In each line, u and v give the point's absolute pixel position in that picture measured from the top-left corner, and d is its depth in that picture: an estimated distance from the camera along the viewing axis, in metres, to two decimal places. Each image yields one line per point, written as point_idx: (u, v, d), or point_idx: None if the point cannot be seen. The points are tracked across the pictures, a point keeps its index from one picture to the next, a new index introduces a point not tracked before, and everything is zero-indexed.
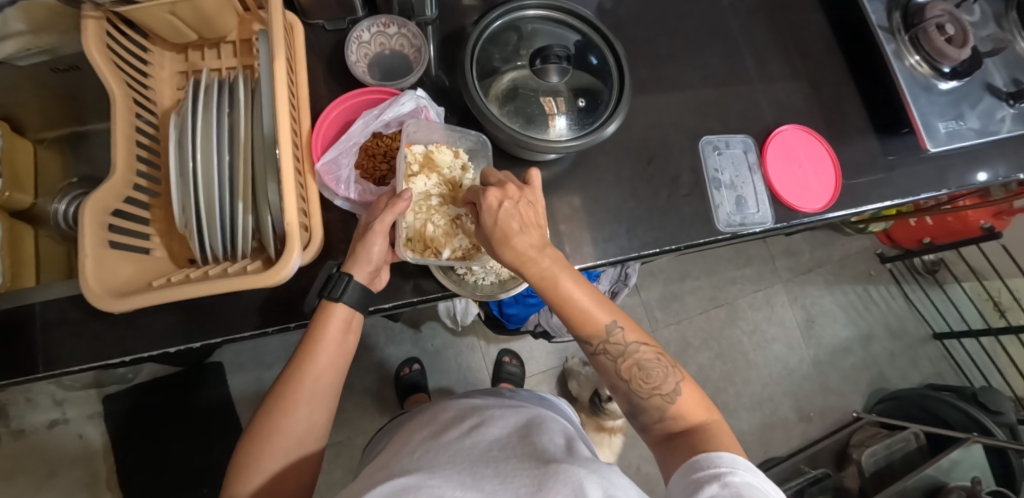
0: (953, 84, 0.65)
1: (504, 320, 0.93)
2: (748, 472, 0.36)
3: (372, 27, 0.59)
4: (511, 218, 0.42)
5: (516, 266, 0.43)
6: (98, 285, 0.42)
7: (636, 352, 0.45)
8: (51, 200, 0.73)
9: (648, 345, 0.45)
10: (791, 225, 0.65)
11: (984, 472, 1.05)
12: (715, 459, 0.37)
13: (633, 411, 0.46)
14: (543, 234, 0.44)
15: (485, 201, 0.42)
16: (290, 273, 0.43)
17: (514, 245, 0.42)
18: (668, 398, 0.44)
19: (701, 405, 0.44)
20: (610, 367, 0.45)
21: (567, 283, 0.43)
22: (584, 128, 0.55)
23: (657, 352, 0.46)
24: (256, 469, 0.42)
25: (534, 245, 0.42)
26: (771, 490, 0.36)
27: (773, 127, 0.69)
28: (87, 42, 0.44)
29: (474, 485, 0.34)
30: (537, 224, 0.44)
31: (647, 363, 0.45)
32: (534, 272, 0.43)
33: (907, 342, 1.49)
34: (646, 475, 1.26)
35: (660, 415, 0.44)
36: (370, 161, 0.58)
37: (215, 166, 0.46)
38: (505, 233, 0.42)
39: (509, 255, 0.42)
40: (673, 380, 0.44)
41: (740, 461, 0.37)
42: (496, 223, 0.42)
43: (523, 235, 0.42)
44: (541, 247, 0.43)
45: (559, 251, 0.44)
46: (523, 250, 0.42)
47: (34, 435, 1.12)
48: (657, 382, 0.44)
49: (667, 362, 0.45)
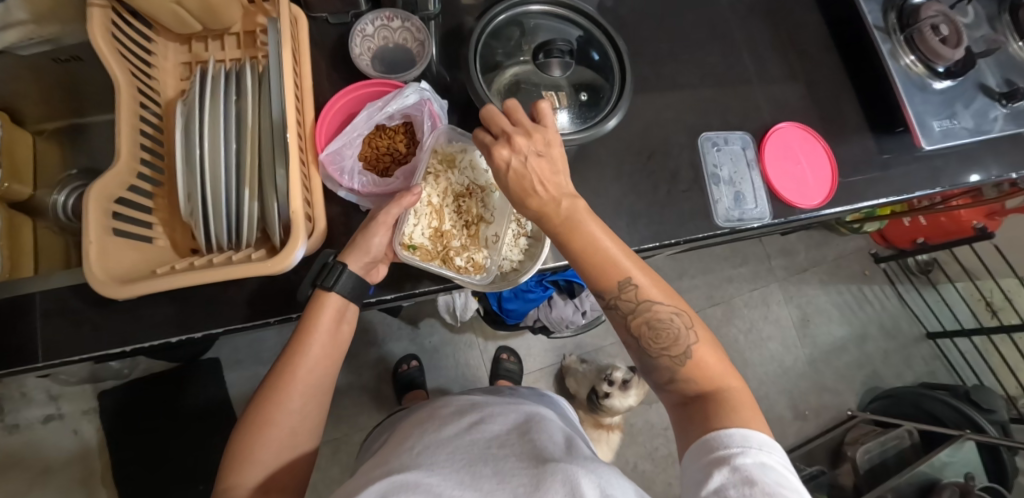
0: (946, 84, 0.67)
1: (503, 316, 0.94)
2: (760, 451, 0.37)
3: (375, 20, 0.60)
4: (528, 176, 0.42)
5: (536, 217, 0.44)
6: (103, 273, 0.42)
7: (649, 309, 0.44)
8: (49, 192, 0.73)
9: (666, 303, 0.45)
10: (788, 221, 0.66)
11: (977, 470, 1.06)
12: (726, 439, 0.38)
13: (645, 369, 0.47)
14: (562, 187, 0.43)
15: (496, 159, 0.42)
16: (294, 261, 0.43)
17: (530, 206, 0.43)
18: (678, 361, 0.44)
19: (718, 369, 0.44)
20: (622, 322, 0.46)
21: (589, 231, 0.43)
22: (585, 122, 0.56)
23: (675, 312, 0.45)
24: (250, 459, 0.42)
25: (551, 202, 0.43)
26: (783, 465, 0.37)
27: (771, 125, 0.70)
28: (94, 32, 0.45)
29: (472, 483, 0.34)
30: (554, 176, 0.43)
31: (660, 322, 0.44)
32: (552, 224, 0.44)
33: (900, 341, 1.51)
34: (642, 472, 1.27)
35: (671, 376, 0.45)
36: (373, 154, 0.59)
37: (221, 156, 0.46)
38: (523, 191, 0.43)
39: (529, 213, 0.44)
40: (686, 343, 0.44)
41: (753, 439, 0.38)
42: (512, 181, 0.42)
43: (537, 194, 0.43)
44: (558, 198, 0.43)
45: (580, 197, 0.44)
46: (538, 207, 0.43)
47: (28, 430, 1.11)
48: (668, 343, 0.44)
49: (684, 321, 0.44)
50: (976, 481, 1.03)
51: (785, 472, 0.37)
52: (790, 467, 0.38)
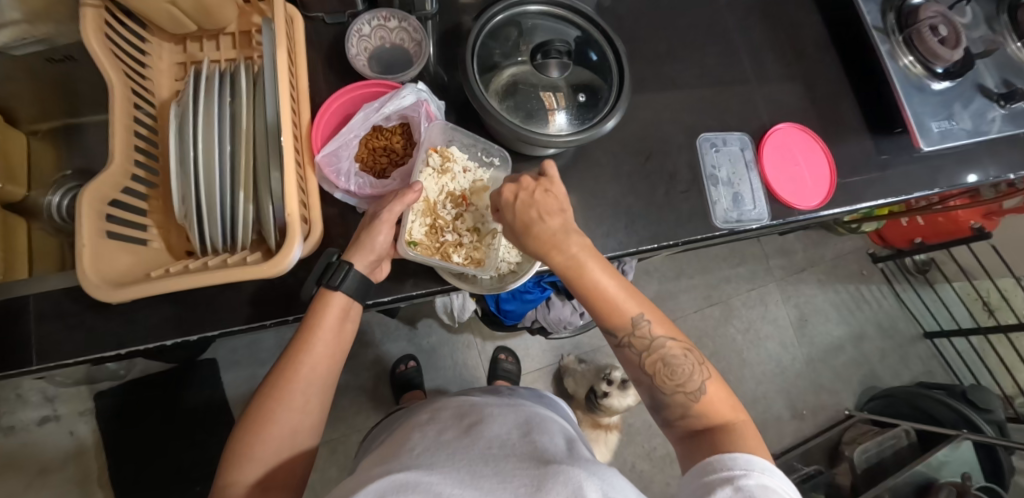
0: (945, 84, 0.66)
1: (501, 316, 0.93)
2: (763, 474, 0.37)
3: (372, 20, 0.59)
4: (533, 205, 0.45)
5: (543, 251, 0.45)
6: (96, 275, 0.42)
7: (662, 346, 0.45)
8: (43, 193, 0.72)
9: (676, 341, 0.46)
10: (786, 222, 0.66)
11: (974, 470, 1.06)
12: (729, 462, 0.38)
13: (655, 406, 0.46)
14: (566, 220, 0.46)
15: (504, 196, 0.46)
16: (291, 263, 0.43)
17: (534, 232, 0.44)
18: (692, 397, 0.44)
19: (727, 405, 0.44)
20: (634, 360, 0.46)
21: (592, 272, 0.45)
22: (584, 123, 0.56)
23: (685, 349, 0.46)
24: (249, 456, 0.42)
25: (558, 231, 0.45)
26: (786, 491, 0.37)
27: (770, 126, 0.70)
28: (86, 31, 0.44)
29: (472, 482, 0.34)
30: (558, 212, 0.46)
31: (674, 359, 0.45)
32: (560, 260, 0.45)
33: (897, 341, 1.51)
34: (640, 472, 1.27)
35: (683, 412, 0.44)
36: (370, 155, 0.59)
37: (216, 157, 0.45)
38: (529, 219, 0.45)
39: (533, 242, 0.45)
40: (699, 379, 0.44)
41: (756, 463, 0.37)
42: (518, 211, 0.45)
43: (544, 221, 0.45)
44: (565, 233, 0.45)
45: (585, 237, 0.46)
46: (544, 234, 0.44)
47: (24, 431, 1.10)
48: (683, 379, 0.44)
49: (695, 359, 0.45)
50: (974, 481, 1.03)
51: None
52: (793, 492, 0.37)
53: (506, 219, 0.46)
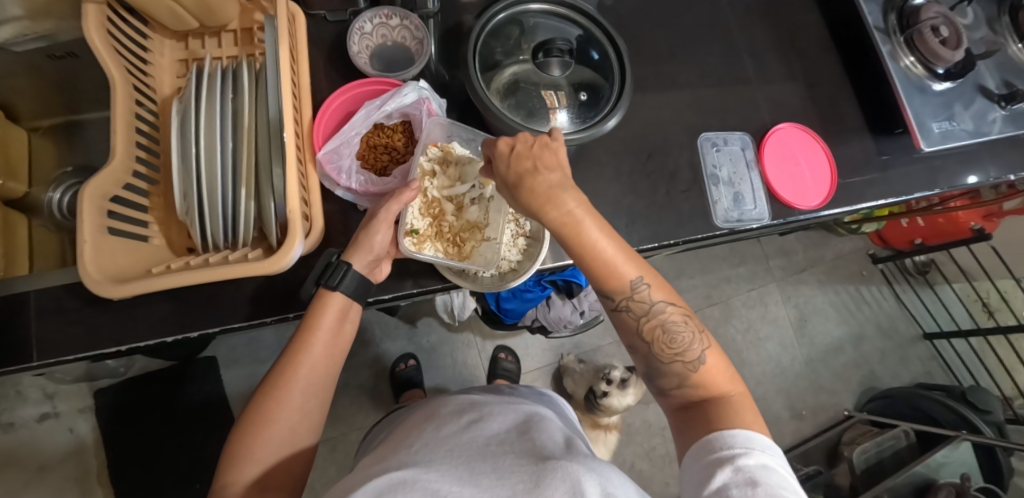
0: (946, 85, 0.66)
1: (501, 315, 0.93)
2: (763, 453, 0.37)
3: (374, 18, 0.59)
4: (530, 158, 0.43)
5: (537, 206, 0.42)
6: (97, 271, 0.42)
7: (662, 312, 0.44)
8: (44, 190, 0.72)
9: (674, 306, 0.45)
10: (787, 221, 0.66)
11: (974, 471, 1.06)
12: (729, 439, 0.38)
13: (651, 374, 0.46)
14: (565, 176, 0.43)
15: (498, 151, 0.44)
16: (291, 261, 0.43)
17: (530, 185, 0.42)
18: (691, 366, 0.44)
19: (724, 377, 0.44)
20: (632, 325, 0.45)
21: (590, 230, 0.43)
22: (585, 121, 0.56)
23: (684, 315, 0.45)
24: (248, 456, 0.42)
25: (555, 185, 0.42)
26: (785, 468, 0.37)
27: (771, 126, 0.70)
28: (89, 28, 0.44)
29: (471, 480, 0.34)
30: (553, 171, 0.43)
31: (673, 325, 0.44)
32: (555, 216, 0.42)
33: (897, 342, 1.51)
34: (639, 472, 1.27)
35: (679, 382, 0.44)
36: (370, 152, 0.59)
37: (218, 154, 0.45)
38: (524, 171, 0.43)
39: (525, 194, 0.43)
40: (698, 348, 0.44)
41: (755, 441, 0.38)
42: (513, 165, 0.43)
43: (541, 174, 0.42)
44: (562, 189, 0.42)
45: (582, 193, 0.44)
46: (539, 188, 0.42)
47: (23, 429, 1.10)
48: (682, 348, 0.44)
49: (694, 326, 0.45)
50: (973, 482, 1.03)
51: (787, 476, 0.37)
52: (792, 469, 0.38)
53: (498, 170, 0.44)
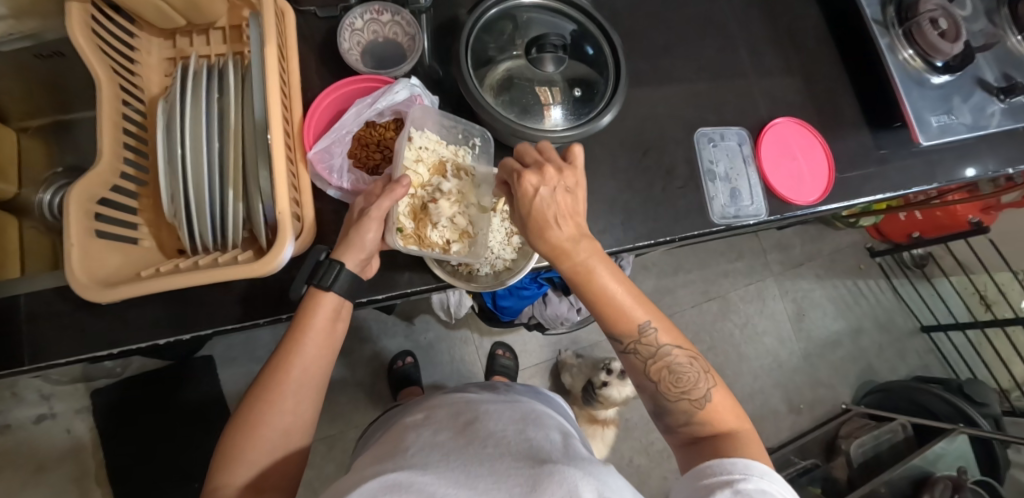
0: (945, 78, 0.66)
1: (497, 313, 0.93)
2: (761, 479, 0.36)
3: (364, 14, 0.58)
4: (550, 208, 0.43)
5: (552, 256, 0.44)
6: (85, 275, 0.41)
7: (668, 354, 0.45)
8: (35, 191, 0.72)
9: (681, 348, 0.45)
10: (784, 217, 0.65)
11: (970, 463, 1.07)
12: (729, 465, 0.38)
13: (658, 413, 0.47)
14: (579, 226, 0.44)
15: (524, 186, 0.43)
16: (282, 262, 0.42)
17: (549, 237, 0.43)
18: (697, 404, 0.44)
19: (731, 413, 0.44)
20: (640, 367, 0.45)
21: (601, 277, 0.44)
22: (580, 118, 0.55)
23: (690, 357, 0.45)
24: (241, 458, 0.41)
25: (569, 239, 0.43)
26: (785, 496, 0.37)
27: (768, 120, 0.69)
28: (72, 27, 0.43)
29: (467, 482, 0.34)
30: (579, 214, 0.45)
31: (679, 366, 0.44)
32: (567, 265, 0.44)
33: (895, 334, 1.52)
34: (638, 467, 1.28)
35: (686, 419, 0.44)
36: (363, 151, 0.57)
37: (204, 154, 0.45)
38: (544, 223, 0.43)
39: (543, 246, 0.44)
40: (704, 386, 0.44)
41: (755, 468, 0.37)
42: (535, 211, 0.43)
43: (560, 227, 0.43)
44: (576, 241, 0.44)
45: (596, 241, 0.45)
46: (559, 243, 0.43)
47: (19, 430, 1.10)
48: (688, 386, 0.44)
49: (700, 366, 0.45)
50: (969, 475, 1.03)
51: None
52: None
53: (519, 208, 0.44)
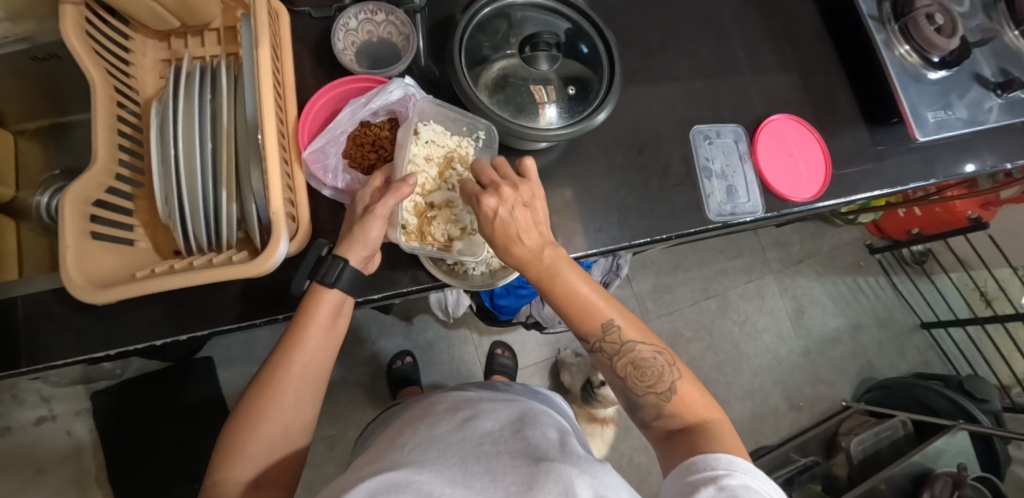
0: (941, 73, 0.66)
1: (495, 312, 0.93)
2: (744, 475, 0.37)
3: (359, 14, 0.58)
4: (513, 224, 0.43)
5: (518, 267, 0.45)
6: (80, 277, 0.41)
7: (633, 349, 0.45)
8: (32, 193, 0.72)
9: (647, 343, 0.45)
10: (781, 214, 0.65)
11: (970, 460, 1.06)
12: (712, 461, 0.38)
13: (631, 408, 0.47)
14: (542, 234, 0.45)
15: (483, 208, 0.43)
16: (277, 261, 0.42)
17: (513, 252, 0.43)
18: (664, 397, 0.44)
19: (702, 403, 0.44)
20: (607, 364, 0.46)
21: (565, 278, 0.45)
22: (574, 116, 0.55)
23: (656, 350, 0.46)
24: (241, 455, 0.41)
25: (530, 248, 0.44)
26: (769, 491, 0.37)
27: (764, 117, 0.69)
28: (66, 29, 0.43)
29: (463, 481, 0.34)
30: (540, 221, 0.45)
31: (643, 361, 0.45)
32: (532, 272, 0.45)
33: (895, 331, 1.51)
34: (637, 465, 1.28)
35: (657, 413, 0.45)
36: (358, 150, 0.57)
37: (198, 155, 0.45)
38: (506, 238, 0.43)
39: (511, 261, 0.44)
40: (670, 379, 0.44)
41: (738, 463, 0.37)
42: (497, 230, 0.43)
43: (521, 241, 0.43)
44: (539, 248, 0.44)
45: (560, 247, 0.46)
46: (522, 254, 0.44)
47: (20, 432, 1.10)
48: (653, 380, 0.44)
49: (666, 359, 0.45)
50: (969, 471, 1.03)
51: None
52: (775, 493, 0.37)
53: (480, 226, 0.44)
